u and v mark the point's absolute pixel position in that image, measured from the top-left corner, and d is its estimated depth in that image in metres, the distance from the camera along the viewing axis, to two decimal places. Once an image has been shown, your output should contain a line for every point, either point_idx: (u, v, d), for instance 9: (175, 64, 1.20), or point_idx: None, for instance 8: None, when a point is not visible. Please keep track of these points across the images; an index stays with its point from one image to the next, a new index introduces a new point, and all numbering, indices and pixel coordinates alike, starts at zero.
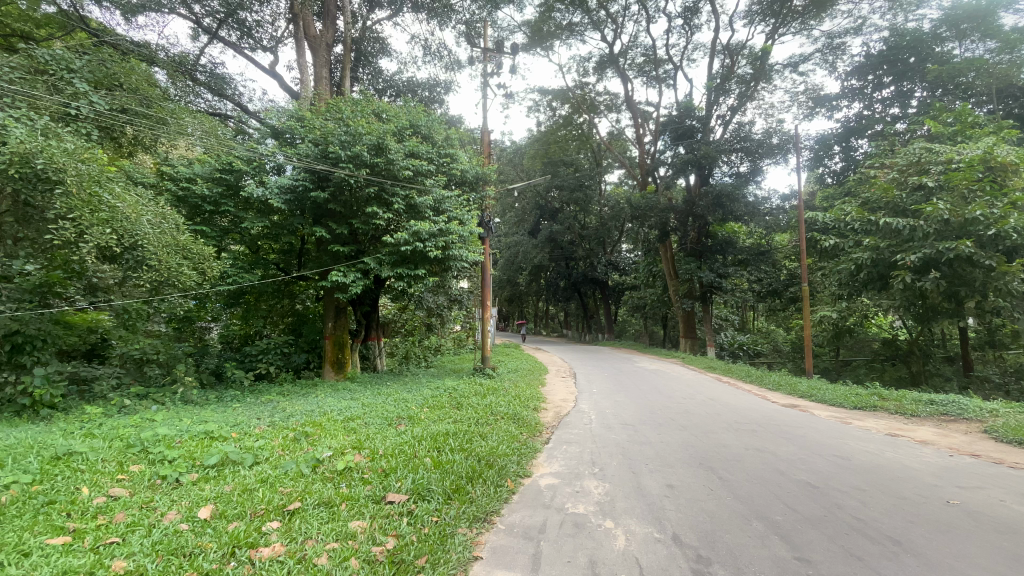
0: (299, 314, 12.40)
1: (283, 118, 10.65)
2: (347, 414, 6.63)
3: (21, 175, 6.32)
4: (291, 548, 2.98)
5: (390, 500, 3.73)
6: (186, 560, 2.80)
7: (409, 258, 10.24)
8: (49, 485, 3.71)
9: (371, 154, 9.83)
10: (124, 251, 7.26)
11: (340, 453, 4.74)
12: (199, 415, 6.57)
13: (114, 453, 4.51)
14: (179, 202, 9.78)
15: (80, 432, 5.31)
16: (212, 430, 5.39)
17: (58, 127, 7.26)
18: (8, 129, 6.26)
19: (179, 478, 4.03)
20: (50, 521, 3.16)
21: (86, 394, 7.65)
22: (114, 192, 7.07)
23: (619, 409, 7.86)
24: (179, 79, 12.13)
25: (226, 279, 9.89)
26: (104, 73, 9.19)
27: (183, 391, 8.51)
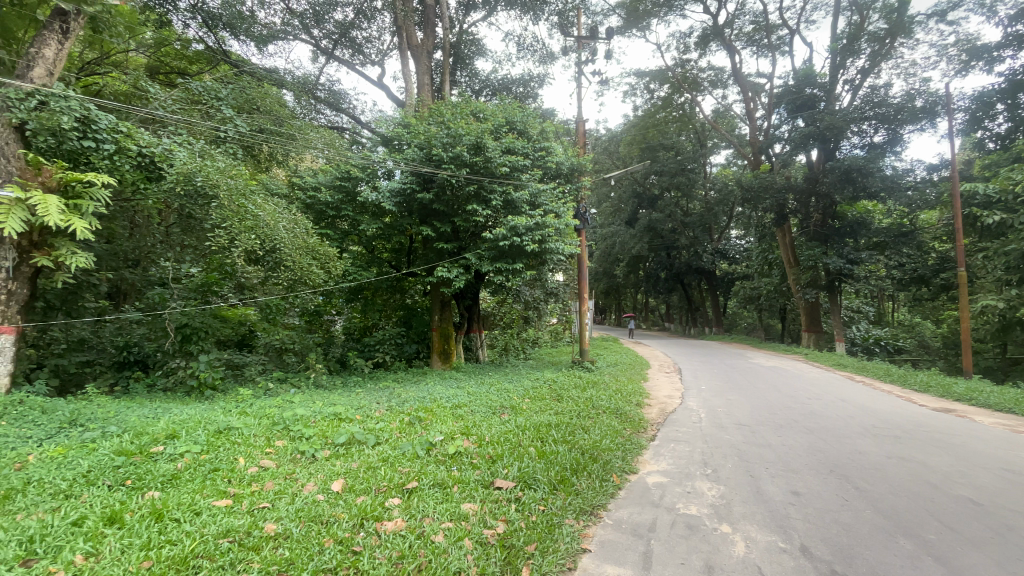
0: (408, 308, 13.22)
1: (391, 126, 11.42)
2: (454, 401, 6.98)
3: (186, 192, 7.49)
4: (411, 524, 3.22)
5: (499, 486, 3.86)
6: (324, 527, 3.14)
7: (507, 252, 10.44)
8: (214, 455, 4.38)
9: (470, 154, 10.21)
10: (266, 254, 8.28)
11: (450, 438, 5.00)
12: (329, 398, 7.36)
13: (263, 429, 5.19)
14: (307, 209, 10.95)
15: (236, 411, 6.21)
16: (340, 412, 5.98)
17: (212, 148, 8.45)
18: (172, 153, 7.41)
19: (315, 453, 4.55)
20: (215, 486, 3.73)
21: (239, 377, 8.92)
22: (256, 202, 8.04)
23: (732, 408, 7.37)
24: (304, 98, 13.49)
25: (348, 278, 10.96)
26: (245, 99, 10.52)
27: (315, 376, 9.57)
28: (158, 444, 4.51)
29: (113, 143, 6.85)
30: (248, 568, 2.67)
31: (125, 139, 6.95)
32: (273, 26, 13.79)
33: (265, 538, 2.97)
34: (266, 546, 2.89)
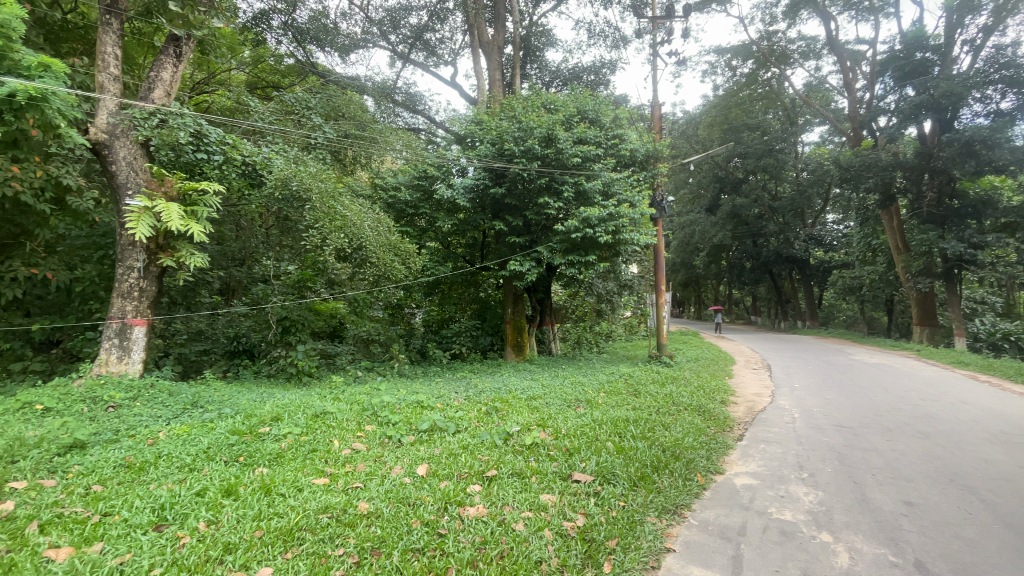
0: (482, 301, 13.50)
1: (464, 123, 11.67)
2: (529, 393, 7.04)
3: (283, 196, 8.16)
4: (492, 511, 3.30)
5: (577, 479, 3.85)
6: (411, 509, 3.32)
7: (580, 244, 10.31)
8: (312, 436, 4.77)
9: (542, 146, 10.22)
10: (354, 252, 8.81)
11: (527, 428, 5.06)
12: (412, 386, 7.75)
13: (354, 414, 5.57)
14: (388, 208, 11.51)
15: (330, 396, 6.72)
16: (422, 400, 6.28)
17: (304, 155, 9.11)
18: (271, 161, 8.15)
19: (400, 438, 4.80)
20: (314, 465, 4.07)
21: (332, 365, 9.65)
22: (345, 203, 8.56)
23: (830, 408, 6.79)
24: (383, 102, 14.14)
25: (426, 272, 11.47)
26: (332, 107, 11.24)
27: (398, 366, 10.12)
28: (264, 425, 4.99)
29: (220, 154, 7.66)
30: (344, 543, 2.88)
31: (231, 150, 7.76)
32: (354, 35, 14.60)
33: (359, 516, 3.19)
34: (360, 523, 3.10)
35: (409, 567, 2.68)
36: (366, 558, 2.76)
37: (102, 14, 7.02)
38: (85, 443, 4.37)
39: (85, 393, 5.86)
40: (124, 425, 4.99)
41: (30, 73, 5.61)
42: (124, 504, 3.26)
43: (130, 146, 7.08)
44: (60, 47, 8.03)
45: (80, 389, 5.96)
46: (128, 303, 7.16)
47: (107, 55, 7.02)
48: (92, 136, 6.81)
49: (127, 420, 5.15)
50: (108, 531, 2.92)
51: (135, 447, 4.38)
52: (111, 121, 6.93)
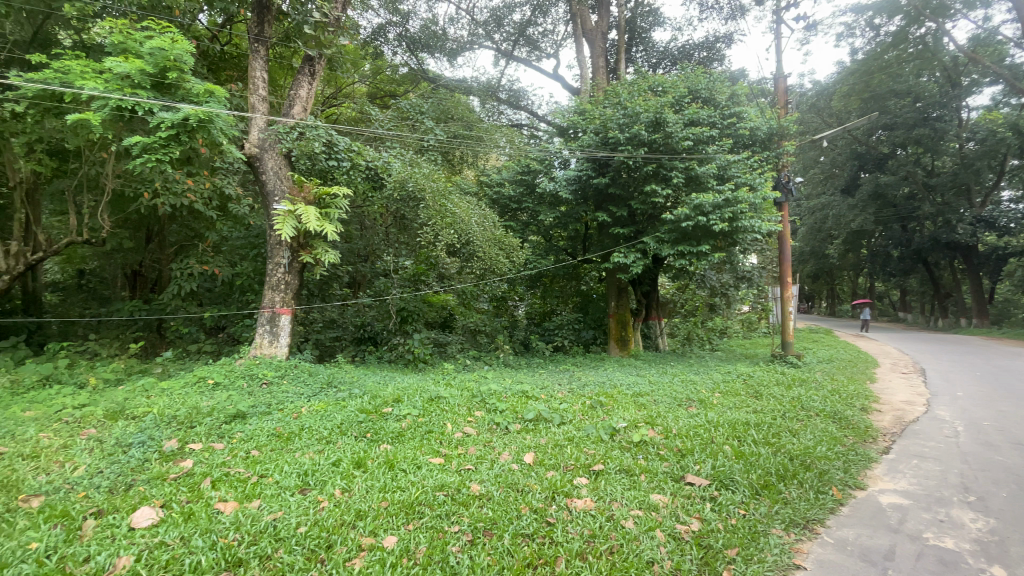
0: (584, 294, 13.42)
1: (567, 115, 11.58)
2: (635, 389, 6.84)
3: (400, 196, 8.78)
4: (600, 505, 3.27)
5: (691, 482, 3.65)
6: (520, 495, 3.40)
7: (691, 234, 9.74)
8: (428, 418, 5.11)
9: (649, 131, 9.80)
10: (462, 247, 9.26)
11: (634, 425, 4.91)
12: (517, 376, 7.97)
13: (465, 400, 5.84)
14: (493, 203, 11.85)
15: (442, 382, 7.17)
16: (527, 390, 6.40)
17: (417, 157, 9.64)
18: (390, 164, 8.75)
19: (508, 426, 4.95)
20: (430, 445, 4.35)
21: (443, 353, 10.29)
22: (454, 201, 8.95)
23: (1006, 421, 5.68)
24: (488, 101, 14.53)
25: (529, 266, 11.64)
26: (442, 110, 11.59)
27: (503, 356, 10.47)
28: (387, 406, 5.46)
29: (348, 160, 8.47)
30: (459, 521, 3.05)
31: (357, 156, 8.53)
32: (461, 39, 15.18)
33: (472, 497, 3.35)
34: (472, 503, 3.26)
35: (519, 551, 2.75)
36: (479, 537, 2.90)
37: (252, 43, 8.08)
38: (245, 413, 5.14)
39: (245, 370, 6.90)
40: (275, 400, 5.76)
41: (199, 99, 6.65)
42: (276, 468, 3.77)
43: (276, 157, 8.09)
44: (220, 75, 9.42)
45: (241, 367, 7.03)
46: (277, 295, 8.20)
47: (256, 79, 8.10)
48: (247, 150, 7.90)
49: (277, 395, 5.95)
50: (264, 490, 3.40)
51: (283, 419, 5.04)
52: (261, 137, 7.97)
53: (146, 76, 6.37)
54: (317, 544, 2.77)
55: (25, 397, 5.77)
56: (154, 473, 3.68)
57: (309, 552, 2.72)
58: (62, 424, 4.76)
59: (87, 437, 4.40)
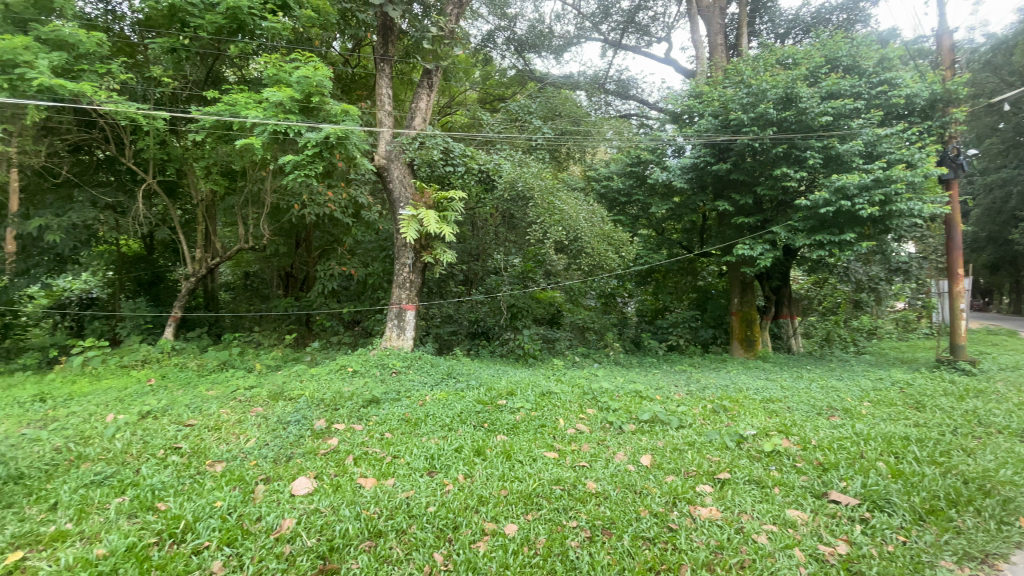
0: (702, 290, 12.70)
1: (681, 99, 10.95)
2: (763, 394, 6.27)
3: (510, 195, 8.98)
4: (727, 516, 3.07)
5: (835, 500, 3.26)
6: (638, 497, 3.32)
7: (831, 221, 8.70)
8: (541, 412, 5.20)
9: (777, 109, 8.90)
10: (571, 243, 9.19)
11: (765, 434, 4.51)
12: (629, 375, 7.75)
13: (577, 397, 5.84)
14: (602, 198, 11.65)
15: (553, 378, 7.22)
16: (641, 390, 6.19)
17: (527, 157, 9.75)
18: (501, 166, 8.97)
19: (622, 425, 4.84)
20: (544, 439, 4.41)
21: (552, 349, 10.36)
22: (562, 198, 8.95)
23: None
24: (595, 94, 14.26)
25: (641, 261, 11.24)
26: (551, 108, 11.31)
27: (614, 354, 10.25)
28: (502, 398, 5.66)
29: (462, 166, 8.90)
30: (577, 516, 3.06)
31: (470, 160, 8.91)
32: (568, 34, 15.06)
33: (589, 494, 3.34)
34: (590, 500, 3.25)
35: (640, 554, 2.69)
36: (598, 535, 2.88)
37: (379, 63, 8.85)
38: (378, 399, 5.69)
39: (376, 360, 7.61)
40: (402, 388, 6.28)
41: (337, 118, 7.47)
42: (406, 450, 4.12)
43: (400, 166, 8.80)
44: (352, 95, 10.49)
45: (373, 357, 7.77)
46: (403, 292, 8.91)
47: (382, 96, 8.87)
48: (376, 162, 8.69)
49: (404, 384, 6.50)
50: (396, 470, 3.73)
51: (410, 406, 5.48)
52: (388, 148, 8.69)
53: (295, 102, 7.29)
54: (445, 525, 2.97)
55: (209, 379, 6.97)
56: (308, 448, 4.23)
57: (438, 531, 2.93)
58: (236, 402, 5.68)
59: (256, 414, 5.20)
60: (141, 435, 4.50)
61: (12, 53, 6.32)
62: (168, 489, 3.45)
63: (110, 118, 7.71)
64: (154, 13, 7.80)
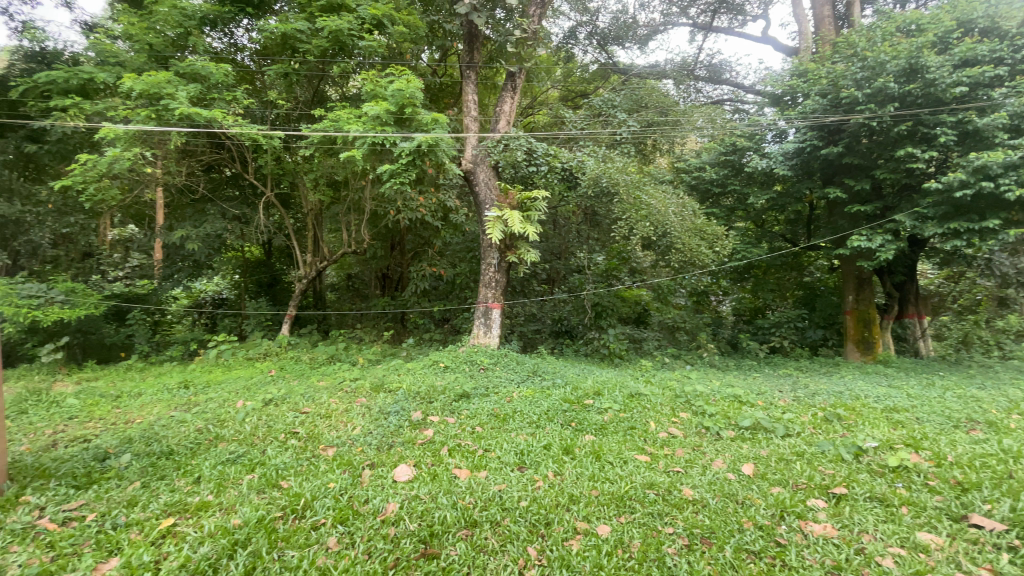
0: (809, 286, 11.87)
1: (782, 80, 10.11)
2: (886, 403, 5.61)
3: (595, 191, 8.82)
4: (845, 535, 2.80)
5: (979, 525, 2.84)
6: (740, 507, 3.14)
7: (969, 206, 7.63)
8: (630, 414, 5.08)
9: (898, 83, 7.94)
10: (660, 239, 8.84)
11: (888, 447, 4.03)
12: (726, 378, 7.32)
13: (668, 399, 5.62)
14: (693, 190, 11.10)
15: (643, 379, 7.02)
16: (740, 394, 5.80)
17: (611, 152, 9.53)
18: (584, 162, 8.86)
19: (719, 431, 4.58)
20: (634, 441, 4.31)
21: (640, 349, 10.07)
22: (649, 192, 8.68)
23: None
24: (684, 81, 13.52)
25: (736, 256, 10.53)
26: (636, 100, 10.51)
27: (707, 356, 9.74)
28: (589, 398, 5.61)
29: (546, 165, 8.93)
30: (673, 523, 2.97)
31: (553, 159, 8.91)
32: (654, 22, 14.46)
33: (686, 500, 3.22)
34: (687, 507, 3.13)
35: (744, 567, 2.56)
36: (697, 544, 2.77)
37: (465, 70, 9.18)
38: (469, 393, 5.91)
39: (465, 356, 7.90)
40: (492, 384, 6.47)
41: (427, 127, 7.86)
42: (497, 445, 4.24)
43: (486, 169, 9.04)
44: (440, 103, 10.95)
45: (463, 353, 8.09)
46: (489, 291, 9.14)
47: (469, 102, 9.18)
48: (463, 166, 9.02)
49: (493, 380, 6.70)
50: (488, 464, 3.85)
51: (499, 402, 5.62)
52: (474, 152, 8.98)
53: (390, 114, 7.78)
54: (537, 520, 3.02)
55: (319, 371, 7.68)
56: (407, 438, 4.50)
57: (531, 525, 2.99)
58: (343, 392, 6.20)
59: (360, 404, 5.64)
60: (266, 420, 5.08)
61: (159, 88, 7.32)
62: (289, 469, 3.85)
63: (235, 140, 8.74)
64: (269, 42, 8.68)
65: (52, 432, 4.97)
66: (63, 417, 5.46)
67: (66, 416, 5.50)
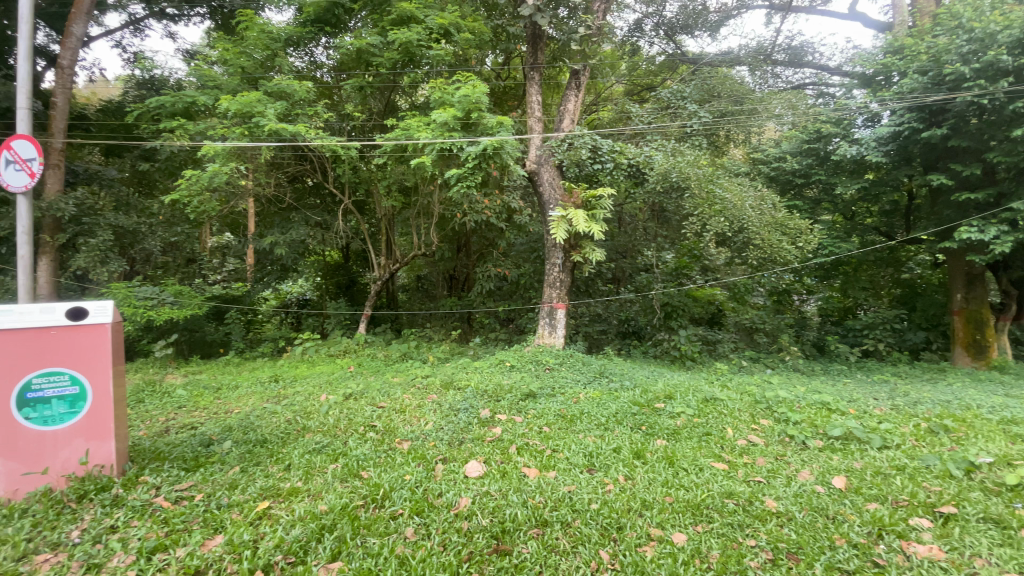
0: (908, 284, 10.83)
1: (874, 59, 9.26)
2: (1005, 414, 4.97)
3: (664, 187, 8.53)
4: (956, 559, 2.52)
5: None
6: (831, 522, 2.92)
7: None
8: (705, 419, 4.87)
9: (1014, 55, 7.07)
10: (735, 236, 8.40)
11: (1009, 463, 3.57)
12: (811, 384, 6.82)
13: (747, 405, 5.32)
14: (771, 182, 10.43)
15: (718, 382, 6.69)
16: (828, 401, 5.38)
17: (682, 145, 9.17)
18: (652, 157, 8.60)
19: (805, 440, 4.27)
20: (710, 448, 4.13)
21: (714, 352, 9.63)
22: (723, 185, 8.31)
23: None
24: (760, 67, 12.69)
25: (822, 251, 9.77)
26: (708, 90, 10.02)
27: (790, 359, 9.12)
28: (660, 401, 5.44)
29: (611, 162, 8.76)
30: (755, 535, 2.81)
31: (619, 156, 8.71)
32: (726, 7, 13.69)
33: (769, 512, 3.03)
34: (770, 520, 2.95)
35: None
36: (782, 559, 2.61)
37: (529, 72, 9.22)
38: (535, 393, 5.94)
39: (532, 356, 7.95)
40: (559, 385, 6.46)
41: (493, 130, 8.00)
42: (565, 445, 4.23)
43: (551, 169, 9.03)
44: (504, 105, 11.09)
45: (529, 353, 8.15)
46: (554, 291, 9.12)
47: (533, 103, 9.23)
48: (527, 167, 9.07)
49: (559, 380, 6.69)
50: (557, 464, 3.85)
51: (567, 402, 5.59)
52: (538, 153, 8.98)
53: (457, 120, 7.99)
54: (608, 524, 2.97)
55: (393, 368, 8.05)
56: (477, 435, 4.60)
57: (602, 528, 2.95)
58: (416, 389, 6.46)
59: (431, 400, 5.84)
60: (346, 413, 5.40)
61: (250, 107, 7.98)
62: (369, 460, 4.07)
63: (316, 151, 9.36)
64: (345, 58, 9.19)
65: (165, 419, 5.59)
66: (174, 407, 6.12)
67: (177, 406, 6.15)
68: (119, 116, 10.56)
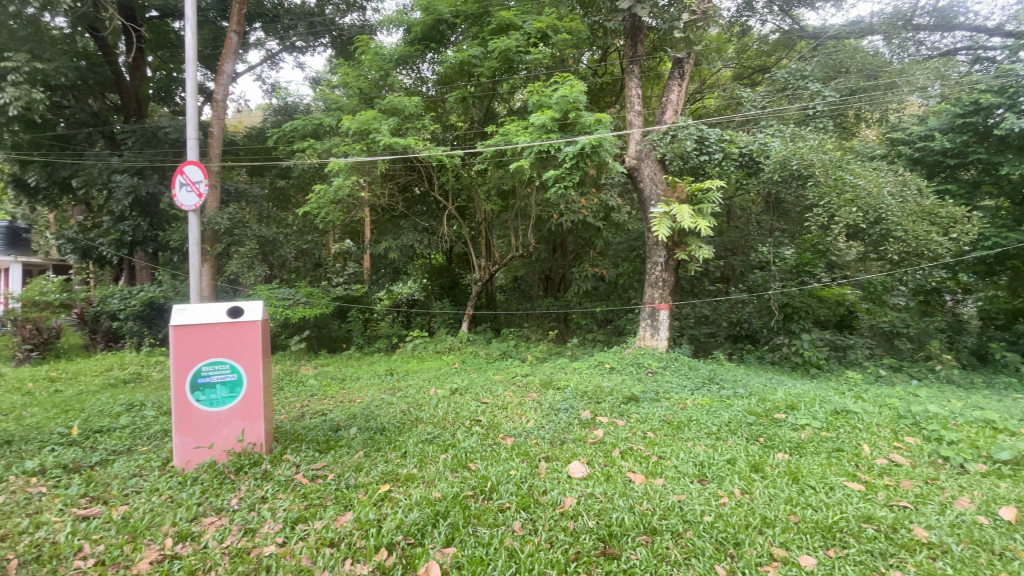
0: None
1: None
2: None
3: (782, 177, 7.83)
4: None
5: None
6: (1002, 562, 2.50)
7: None
8: (835, 434, 4.38)
9: None
10: (871, 227, 7.46)
11: None
12: (972, 398, 5.83)
13: (887, 420, 4.69)
14: (915, 164, 9.09)
15: (850, 393, 5.97)
16: (995, 419, 4.56)
17: (802, 129, 8.32)
18: (768, 145, 7.94)
19: (964, 464, 3.68)
20: (842, 466, 3.72)
21: (844, 358, 8.61)
22: (855, 171, 7.39)
23: None
24: (899, 34, 11.09)
25: (983, 243, 8.33)
26: (833, 66, 8.97)
27: (943, 369, 7.86)
28: (780, 412, 5.00)
29: (720, 152, 8.22)
30: (901, 567, 2.50)
31: (729, 145, 8.13)
32: None
33: (918, 543, 2.67)
34: (921, 551, 2.60)
35: None
36: None
37: (628, 65, 8.96)
38: (637, 397, 5.77)
39: (634, 358, 7.74)
40: (664, 389, 6.20)
41: (591, 128, 7.92)
42: (672, 453, 4.07)
43: (651, 164, 8.72)
44: (601, 102, 10.93)
45: (630, 355, 7.96)
46: (656, 291, 8.80)
47: (632, 97, 8.97)
48: (626, 163, 8.82)
49: (663, 384, 6.43)
50: (664, 471, 3.72)
51: (672, 408, 5.37)
52: (638, 148, 8.70)
53: (555, 121, 8.05)
54: (724, 538, 2.82)
55: (495, 365, 8.32)
56: (578, 436, 4.60)
57: (717, 542, 2.80)
58: (516, 387, 6.61)
59: (532, 399, 5.94)
60: (453, 407, 5.70)
61: (367, 125, 8.74)
62: (476, 453, 4.27)
63: (423, 161, 9.99)
64: (450, 71, 9.69)
65: (301, 405, 6.34)
66: (307, 395, 6.92)
67: (309, 394, 6.93)
68: (260, 140, 12.11)
